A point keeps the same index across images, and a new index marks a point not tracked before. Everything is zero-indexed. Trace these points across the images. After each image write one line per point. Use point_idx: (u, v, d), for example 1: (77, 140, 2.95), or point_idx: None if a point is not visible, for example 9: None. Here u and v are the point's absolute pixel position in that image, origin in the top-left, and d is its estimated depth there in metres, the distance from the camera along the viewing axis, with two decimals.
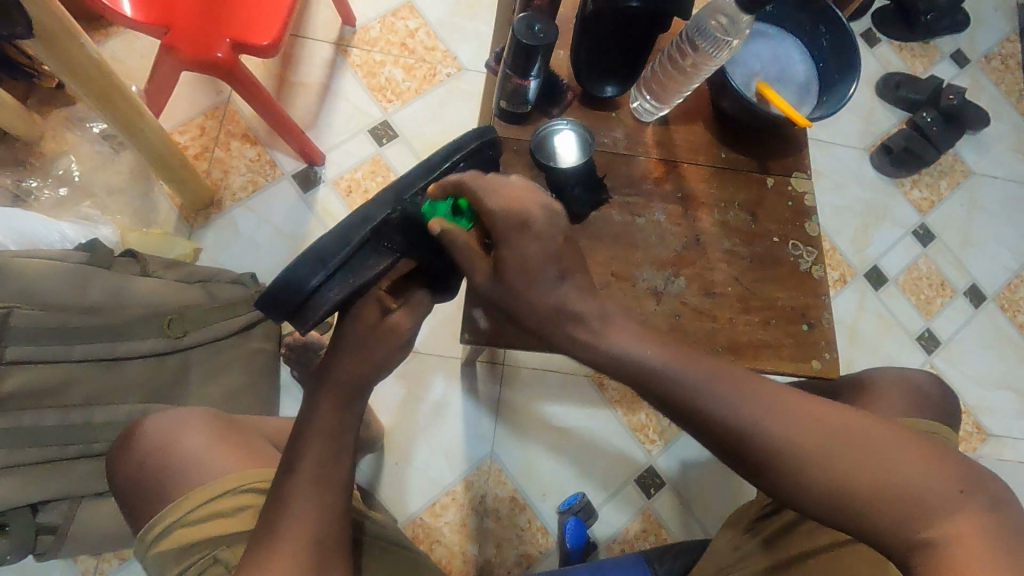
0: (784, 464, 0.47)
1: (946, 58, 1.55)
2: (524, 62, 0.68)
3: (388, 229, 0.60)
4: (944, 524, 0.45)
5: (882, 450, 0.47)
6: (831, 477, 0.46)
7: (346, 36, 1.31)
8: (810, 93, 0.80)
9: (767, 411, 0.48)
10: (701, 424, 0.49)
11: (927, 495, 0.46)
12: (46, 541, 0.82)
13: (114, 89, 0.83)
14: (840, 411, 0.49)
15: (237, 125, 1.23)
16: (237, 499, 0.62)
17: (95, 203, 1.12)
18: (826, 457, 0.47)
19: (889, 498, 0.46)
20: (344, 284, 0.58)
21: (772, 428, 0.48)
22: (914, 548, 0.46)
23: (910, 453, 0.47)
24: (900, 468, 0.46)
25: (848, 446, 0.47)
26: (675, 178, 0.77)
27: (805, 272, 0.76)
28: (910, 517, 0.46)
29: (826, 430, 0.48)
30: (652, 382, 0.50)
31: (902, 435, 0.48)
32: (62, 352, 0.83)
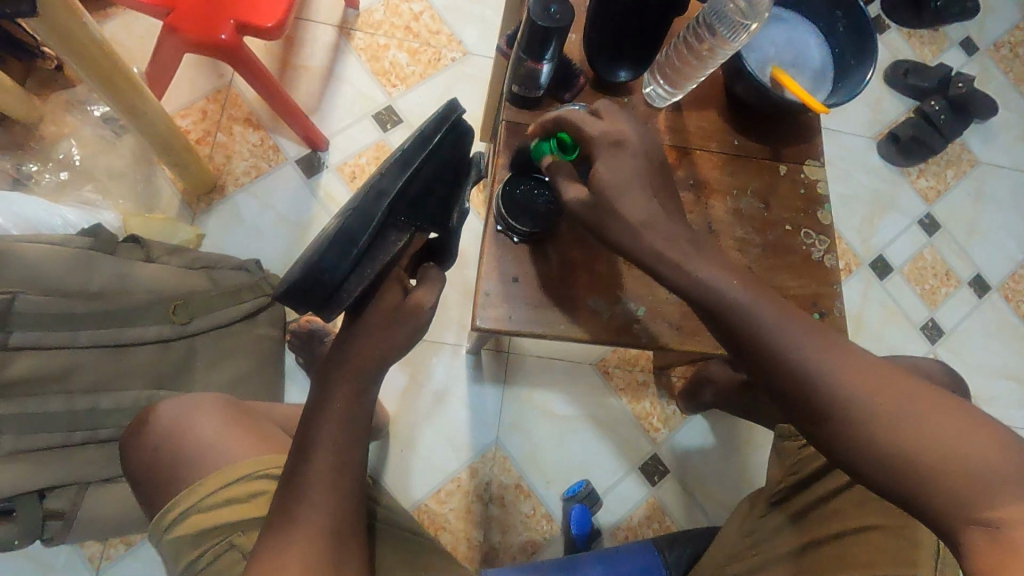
0: (839, 410, 0.50)
1: (955, 45, 1.54)
2: (539, 46, 0.66)
3: (402, 204, 0.58)
4: (1008, 506, 0.42)
5: (938, 416, 0.46)
6: (884, 432, 0.47)
7: (349, 19, 1.29)
8: (825, 78, 0.79)
9: (824, 360, 0.51)
10: (756, 356, 0.54)
11: (989, 475, 0.43)
12: (52, 527, 0.81)
13: (116, 71, 0.82)
14: (906, 377, 0.50)
15: (239, 109, 1.21)
16: (252, 485, 0.61)
17: (97, 186, 1.10)
18: (883, 412, 0.48)
19: (944, 466, 0.45)
20: (367, 273, 0.57)
21: (826, 375, 0.51)
22: (969, 527, 0.43)
23: (968, 427, 0.45)
24: (956, 438, 0.45)
25: (899, 405, 0.48)
26: (687, 165, 0.76)
27: (817, 260, 0.76)
28: (961, 491, 0.44)
29: (882, 384, 0.49)
30: (717, 306, 0.56)
31: (975, 416, 0.46)
32: (68, 337, 0.83)
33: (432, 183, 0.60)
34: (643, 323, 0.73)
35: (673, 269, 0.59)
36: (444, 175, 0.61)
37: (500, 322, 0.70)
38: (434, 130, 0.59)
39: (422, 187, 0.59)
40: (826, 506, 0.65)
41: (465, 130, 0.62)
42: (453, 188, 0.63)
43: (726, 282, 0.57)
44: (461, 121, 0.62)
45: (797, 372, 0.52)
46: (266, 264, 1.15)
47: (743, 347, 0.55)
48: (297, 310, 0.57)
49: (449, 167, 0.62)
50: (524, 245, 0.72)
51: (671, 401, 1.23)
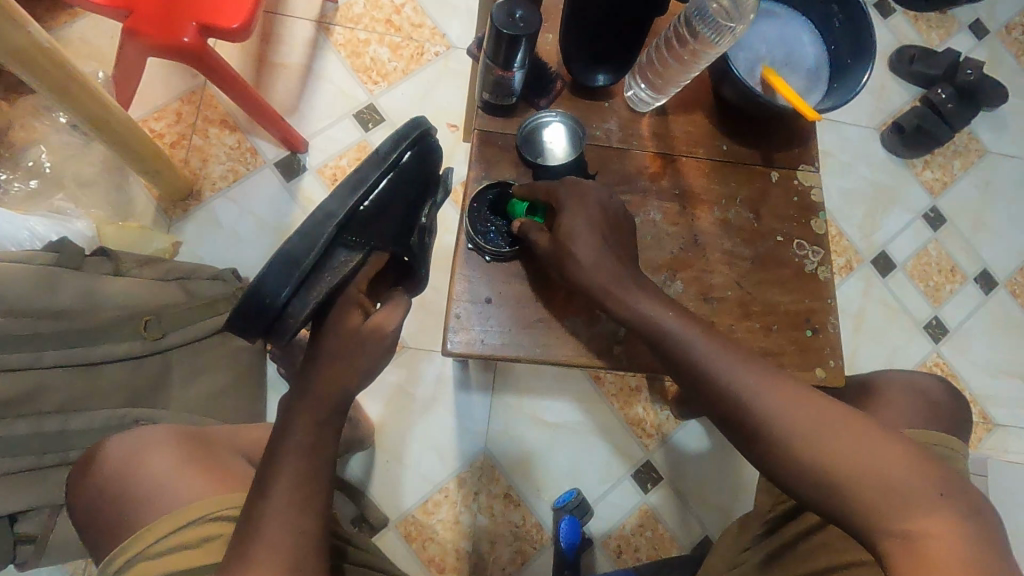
0: (779, 434, 0.53)
1: (964, 29, 1.47)
2: (507, 53, 0.62)
3: (355, 221, 0.57)
4: (923, 520, 0.48)
5: (862, 439, 0.51)
6: (817, 455, 0.52)
7: (328, 13, 1.24)
8: (820, 78, 0.74)
9: (764, 390, 0.55)
10: (703, 384, 0.58)
11: (912, 493, 0.49)
12: (25, 551, 0.80)
13: (69, 77, 0.77)
14: (832, 403, 0.54)
15: (215, 110, 1.17)
16: (202, 529, 0.58)
17: (69, 195, 1.07)
18: (815, 437, 0.52)
19: (869, 485, 0.50)
20: (313, 297, 0.56)
21: (765, 404, 0.55)
22: (891, 538, 0.49)
23: (887, 447, 0.51)
24: (879, 459, 0.50)
25: (829, 430, 0.52)
26: (672, 173, 0.72)
27: (810, 273, 0.71)
28: (885, 507, 0.49)
29: (814, 411, 0.54)
30: (664, 341, 0.60)
31: (894, 437, 0.52)
32: (33, 358, 0.80)
33: (387, 202, 0.59)
34: (624, 344, 0.69)
35: (619, 304, 0.62)
36: (400, 193, 0.60)
37: (472, 346, 0.67)
38: (393, 148, 0.59)
39: (379, 208, 0.58)
40: (814, 538, 0.61)
41: (429, 145, 0.63)
42: (410, 208, 0.63)
43: (670, 318, 0.60)
44: (424, 136, 0.62)
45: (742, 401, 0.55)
46: (245, 272, 1.11)
47: (696, 379, 0.58)
48: (246, 336, 0.56)
49: (406, 185, 0.61)
50: (498, 262, 0.69)
51: (664, 406, 1.20)
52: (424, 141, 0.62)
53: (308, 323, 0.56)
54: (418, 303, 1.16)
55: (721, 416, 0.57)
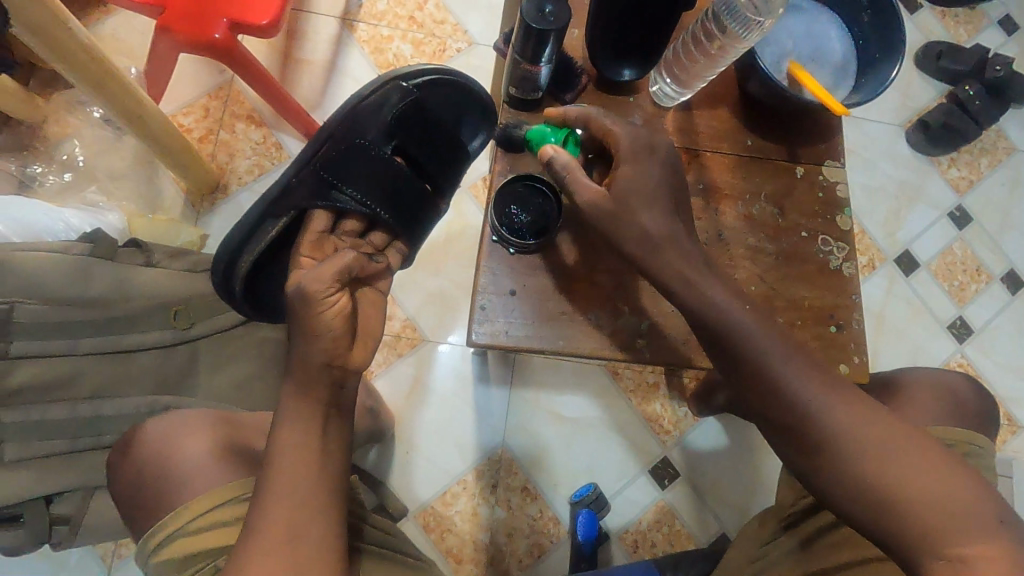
0: (838, 444, 0.55)
1: (993, 25, 1.45)
2: (535, 48, 0.63)
3: (277, 192, 0.64)
4: (975, 543, 0.49)
5: (924, 458, 0.53)
6: (876, 467, 0.53)
7: (352, 10, 1.26)
8: (847, 73, 0.74)
9: (829, 400, 0.56)
10: (760, 388, 0.59)
11: (967, 517, 0.50)
12: (60, 531, 0.83)
13: (106, 73, 0.80)
14: (897, 420, 0.56)
15: (242, 106, 1.19)
16: (225, 512, 0.60)
17: (101, 188, 1.10)
18: (877, 451, 0.54)
19: (926, 504, 0.51)
20: (249, 257, 0.67)
21: (828, 414, 0.56)
22: (941, 557, 0.50)
23: (948, 469, 0.52)
24: (939, 480, 0.52)
25: (892, 446, 0.54)
26: (696, 168, 0.72)
27: (834, 269, 0.71)
28: (939, 527, 0.50)
29: (878, 427, 0.55)
30: (716, 339, 0.61)
31: (950, 461, 0.54)
32: (70, 345, 0.83)
33: (314, 170, 0.64)
34: (647, 338, 0.70)
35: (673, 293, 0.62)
36: (334, 160, 0.65)
37: (496, 337, 0.68)
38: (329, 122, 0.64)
39: (300, 173, 0.64)
40: (836, 533, 0.62)
41: (376, 110, 0.65)
42: (353, 171, 0.65)
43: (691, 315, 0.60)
44: (364, 104, 0.64)
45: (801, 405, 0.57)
46: None
47: (750, 382, 0.60)
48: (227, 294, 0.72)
49: (344, 151, 0.65)
50: (521, 255, 0.70)
51: (683, 403, 1.20)
52: (369, 96, 0.65)
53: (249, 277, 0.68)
54: (438, 297, 1.18)
55: (775, 418, 0.59)
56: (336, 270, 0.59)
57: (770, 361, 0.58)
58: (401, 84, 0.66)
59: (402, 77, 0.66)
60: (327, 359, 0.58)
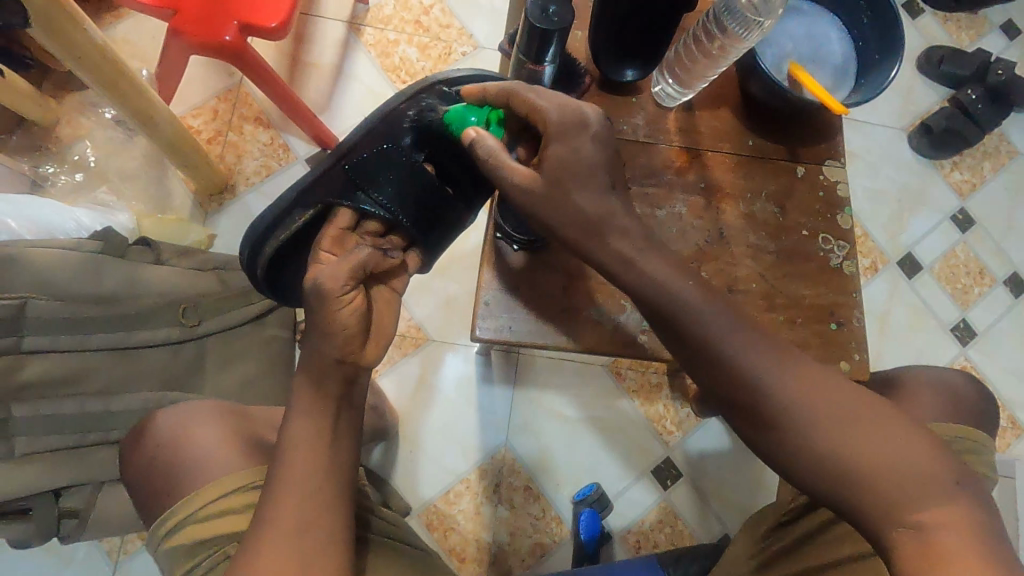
0: (793, 420, 0.54)
1: (995, 30, 1.46)
2: (539, 47, 0.64)
3: (310, 184, 0.66)
4: (933, 510, 0.50)
5: (878, 427, 0.52)
6: (832, 442, 0.52)
7: (359, 14, 1.27)
8: (847, 74, 0.75)
9: (782, 376, 0.55)
10: (713, 369, 0.57)
11: (924, 483, 0.50)
12: (68, 525, 0.85)
13: (119, 74, 0.81)
14: (850, 390, 0.55)
15: (250, 108, 1.21)
16: (234, 499, 0.61)
17: (112, 188, 1.12)
18: (831, 425, 0.53)
19: (884, 474, 0.51)
20: (270, 247, 0.67)
21: (781, 390, 0.55)
22: (902, 528, 0.50)
23: (903, 435, 0.52)
24: (895, 448, 0.51)
25: (846, 418, 0.53)
26: (698, 167, 0.73)
27: (835, 267, 0.72)
28: (898, 496, 0.50)
29: (832, 400, 0.54)
30: (668, 320, 0.59)
31: (909, 427, 0.53)
32: (80, 341, 0.84)
33: (347, 167, 0.66)
34: (649, 334, 0.71)
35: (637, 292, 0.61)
36: (367, 158, 0.66)
37: (500, 333, 0.70)
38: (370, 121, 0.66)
39: (333, 168, 0.66)
40: (836, 529, 0.61)
41: (413, 113, 0.66)
42: (382, 171, 0.67)
43: None
44: (405, 106, 0.66)
45: (755, 384, 0.55)
46: None
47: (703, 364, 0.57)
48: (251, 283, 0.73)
49: (378, 151, 0.67)
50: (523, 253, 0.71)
51: (685, 404, 1.20)
52: (409, 99, 0.66)
53: (269, 267, 0.68)
54: (442, 297, 1.19)
55: (729, 398, 0.57)
56: (348, 267, 0.59)
57: (722, 340, 0.56)
58: (439, 89, 0.67)
59: (443, 84, 0.67)
60: (338, 354, 0.59)
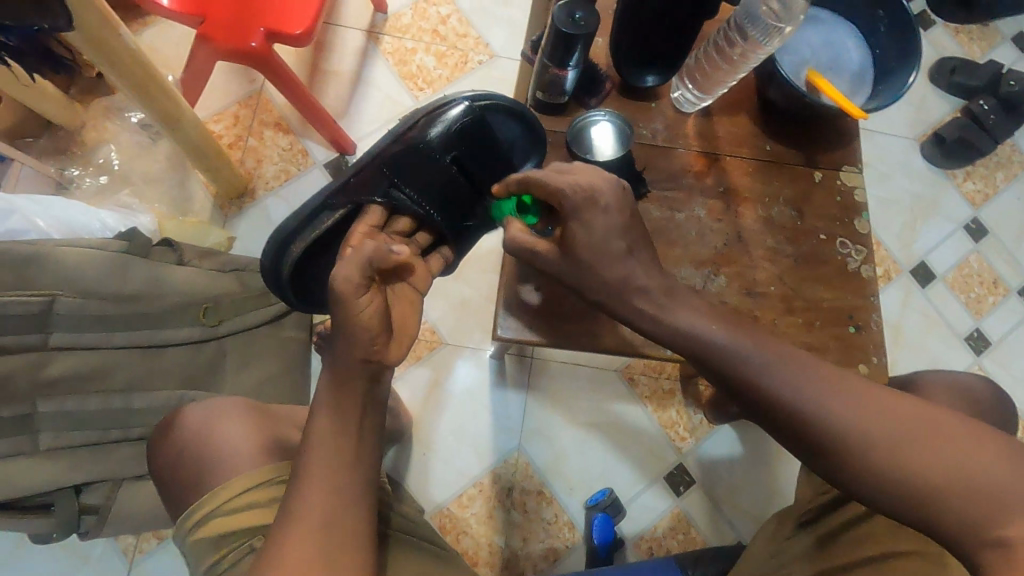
0: (836, 435, 0.48)
1: (1007, 41, 1.47)
2: (563, 53, 0.65)
3: (337, 187, 0.68)
4: (1022, 525, 0.42)
5: (937, 434, 0.46)
6: (883, 456, 0.47)
7: (378, 23, 1.30)
8: (864, 81, 0.76)
9: (820, 389, 0.50)
10: (745, 389, 0.53)
11: (1004, 494, 0.43)
12: (88, 521, 0.85)
13: (149, 78, 0.84)
14: (898, 396, 0.49)
15: (270, 113, 1.23)
16: (260, 491, 0.62)
17: (134, 191, 1.14)
18: (881, 438, 0.47)
19: (953, 486, 0.44)
20: (300, 245, 0.69)
21: (820, 404, 0.49)
22: (985, 548, 0.43)
23: (968, 440, 0.45)
24: (959, 456, 0.45)
25: (898, 428, 0.47)
26: (716, 172, 0.74)
27: (852, 271, 0.73)
28: (972, 510, 0.43)
29: (879, 411, 0.48)
30: (697, 350, 0.55)
31: (969, 427, 0.46)
32: (104, 338, 0.86)
33: (376, 170, 0.68)
34: None
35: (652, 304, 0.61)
36: (394, 162, 0.68)
37: (520, 332, 0.71)
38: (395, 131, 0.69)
39: (362, 171, 0.68)
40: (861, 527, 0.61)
41: (436, 119, 0.69)
42: (409, 173, 0.69)
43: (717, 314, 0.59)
44: (430, 115, 0.69)
45: (790, 401, 0.50)
46: None
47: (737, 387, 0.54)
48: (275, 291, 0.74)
49: (405, 155, 0.69)
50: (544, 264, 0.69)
51: (698, 410, 1.20)
52: (436, 112, 0.69)
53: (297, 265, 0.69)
54: (457, 301, 1.20)
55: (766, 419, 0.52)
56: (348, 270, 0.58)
57: (751, 361, 0.53)
58: (463, 102, 0.70)
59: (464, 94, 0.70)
60: (364, 355, 0.59)
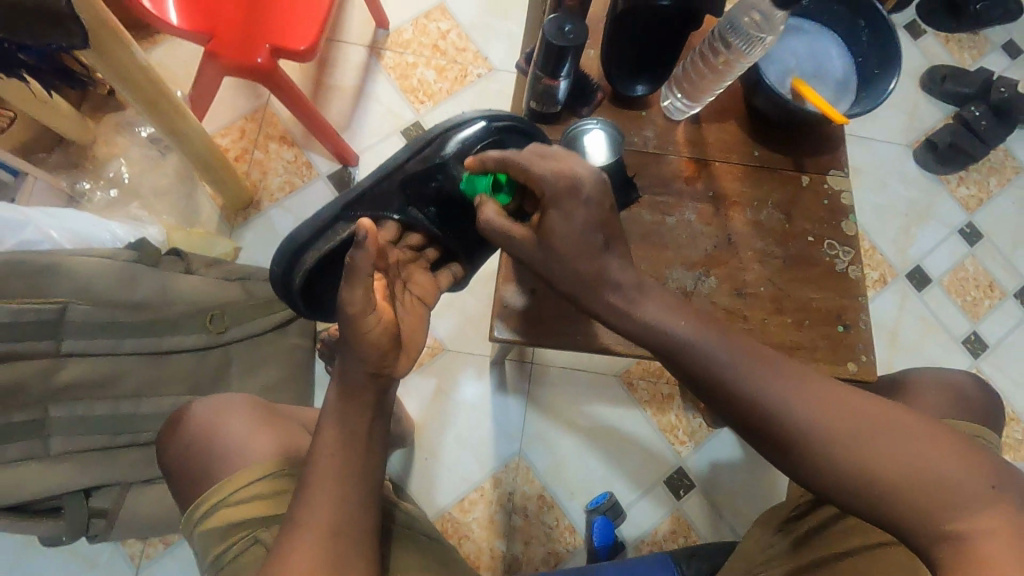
0: (807, 437, 0.51)
1: (997, 49, 1.49)
2: (555, 64, 0.68)
3: (355, 199, 0.70)
4: (973, 518, 0.46)
5: (900, 435, 0.49)
6: (853, 457, 0.49)
7: (380, 39, 1.34)
8: (848, 89, 0.78)
9: (792, 390, 0.52)
10: (719, 391, 0.54)
11: (958, 490, 0.47)
12: (97, 525, 0.87)
13: (160, 93, 0.87)
14: (862, 397, 0.52)
15: (275, 127, 1.27)
16: (266, 483, 0.64)
17: (143, 203, 1.18)
18: (850, 439, 0.50)
19: (914, 484, 0.48)
20: (311, 256, 0.69)
21: (792, 406, 0.52)
22: (940, 539, 0.47)
23: (927, 440, 0.49)
24: (919, 456, 0.48)
25: (866, 430, 0.50)
26: (706, 177, 0.76)
27: (840, 272, 0.74)
28: (931, 506, 0.47)
29: (846, 412, 0.51)
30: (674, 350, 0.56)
31: (925, 426, 0.50)
32: (113, 345, 0.88)
33: (394, 186, 0.71)
34: None
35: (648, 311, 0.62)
36: (412, 179, 0.71)
37: (517, 333, 0.73)
38: (415, 146, 0.71)
39: (380, 186, 0.70)
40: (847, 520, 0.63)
41: (454, 139, 0.71)
42: (423, 191, 0.71)
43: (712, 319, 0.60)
44: (449, 134, 0.71)
45: (762, 402, 0.53)
46: None
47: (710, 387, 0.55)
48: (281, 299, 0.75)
49: (421, 172, 0.71)
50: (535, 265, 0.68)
51: (697, 414, 1.21)
52: (453, 131, 0.71)
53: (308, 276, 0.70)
54: (458, 308, 1.22)
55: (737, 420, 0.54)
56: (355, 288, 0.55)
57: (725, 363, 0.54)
58: (480, 122, 0.71)
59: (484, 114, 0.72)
60: (373, 369, 0.59)
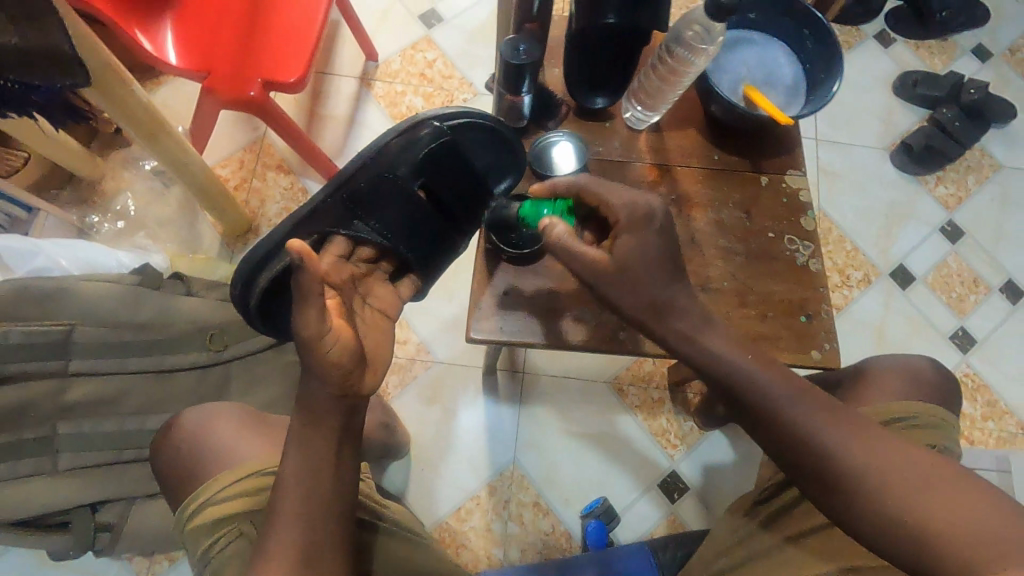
0: (850, 479, 0.53)
1: (967, 53, 1.54)
2: (515, 80, 0.73)
3: (307, 213, 0.71)
4: None
5: (941, 485, 0.50)
6: (893, 504, 0.50)
7: (370, 70, 1.41)
8: (799, 93, 0.83)
9: (836, 433, 0.55)
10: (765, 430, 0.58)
11: (1001, 543, 0.45)
12: (103, 539, 0.91)
13: (160, 128, 0.93)
14: (908, 449, 0.53)
15: (272, 157, 1.33)
16: (246, 482, 0.67)
17: (148, 233, 1.24)
18: (891, 485, 0.51)
19: (953, 534, 0.47)
20: (268, 272, 0.72)
21: (834, 449, 0.54)
22: None
23: (966, 491, 0.49)
24: (957, 509, 0.48)
25: (908, 478, 0.51)
26: (669, 181, 0.80)
27: (801, 265, 0.78)
28: (972, 558, 0.46)
29: (888, 459, 0.52)
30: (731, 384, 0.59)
31: (971, 484, 0.50)
32: (118, 364, 0.93)
33: (346, 197, 0.72)
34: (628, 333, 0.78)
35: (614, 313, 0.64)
36: (363, 189, 0.72)
37: (492, 334, 0.78)
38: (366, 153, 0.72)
39: (331, 198, 0.71)
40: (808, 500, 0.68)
41: (405, 146, 0.72)
42: (376, 201, 0.73)
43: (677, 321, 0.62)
44: (401, 140, 0.72)
45: (803, 442, 0.55)
46: None
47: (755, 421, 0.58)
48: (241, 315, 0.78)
49: (373, 183, 0.72)
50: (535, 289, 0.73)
51: (688, 417, 1.23)
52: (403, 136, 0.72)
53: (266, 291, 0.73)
54: (450, 322, 1.26)
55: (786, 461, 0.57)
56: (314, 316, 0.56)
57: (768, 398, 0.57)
58: (431, 124, 0.73)
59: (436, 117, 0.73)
60: (338, 389, 0.61)
